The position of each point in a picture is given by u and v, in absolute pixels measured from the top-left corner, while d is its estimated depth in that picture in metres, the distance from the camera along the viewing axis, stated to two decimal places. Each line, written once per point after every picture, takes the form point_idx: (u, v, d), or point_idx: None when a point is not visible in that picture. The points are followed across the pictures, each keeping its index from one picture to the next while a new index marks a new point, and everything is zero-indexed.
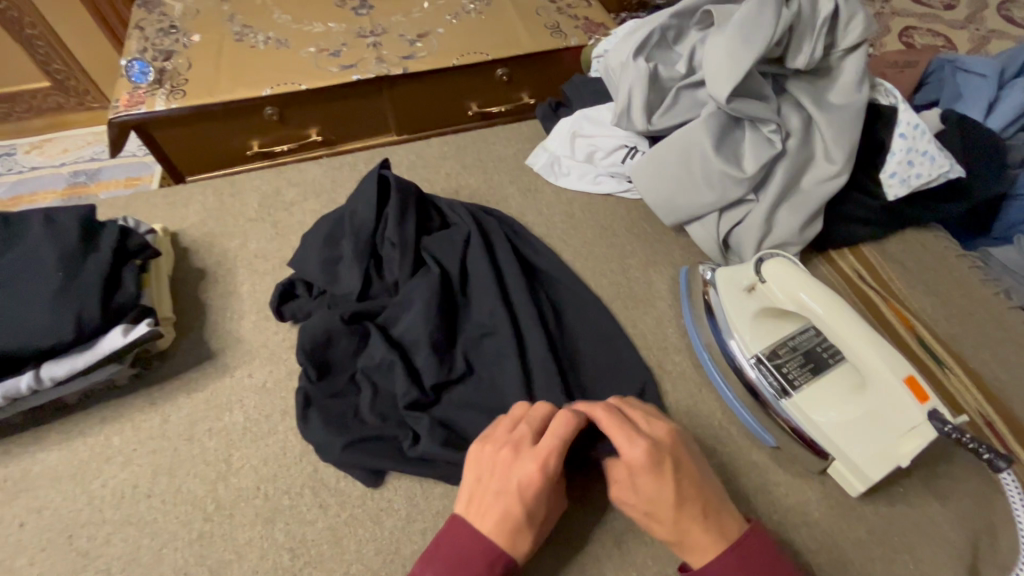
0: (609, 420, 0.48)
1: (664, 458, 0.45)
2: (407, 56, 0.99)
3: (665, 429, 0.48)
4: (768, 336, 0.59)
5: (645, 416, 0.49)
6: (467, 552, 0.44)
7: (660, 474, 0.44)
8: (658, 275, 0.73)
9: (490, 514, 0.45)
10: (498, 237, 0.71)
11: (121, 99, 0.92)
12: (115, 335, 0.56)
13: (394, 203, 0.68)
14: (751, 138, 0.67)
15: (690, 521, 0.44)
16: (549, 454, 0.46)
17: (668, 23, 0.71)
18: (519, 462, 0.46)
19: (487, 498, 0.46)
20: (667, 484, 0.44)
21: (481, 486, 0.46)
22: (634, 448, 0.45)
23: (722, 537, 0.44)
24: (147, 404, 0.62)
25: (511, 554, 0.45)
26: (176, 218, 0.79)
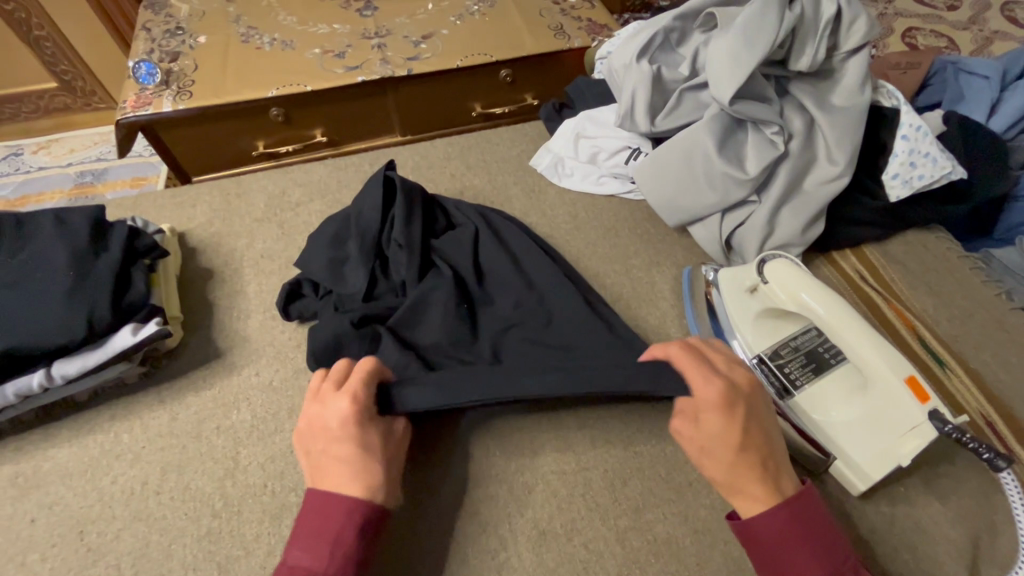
0: (686, 360, 0.50)
1: (736, 401, 0.48)
2: (411, 58, 0.99)
3: (745, 377, 0.50)
4: (771, 336, 0.59)
5: (726, 360, 0.51)
6: (323, 513, 0.46)
7: (730, 414, 0.47)
8: (661, 275, 0.73)
9: (333, 471, 0.48)
10: (504, 240, 0.73)
11: (128, 100, 0.93)
12: (124, 334, 0.57)
13: (401, 205, 0.68)
14: (754, 139, 0.67)
15: (745, 465, 0.46)
16: (355, 388, 0.50)
17: (672, 24, 0.71)
18: (332, 408, 0.49)
19: (326, 458, 0.48)
20: (734, 423, 0.47)
21: (316, 451, 0.49)
22: (709, 386, 0.48)
23: (772, 487, 0.46)
24: (156, 402, 0.62)
25: (365, 492, 0.47)
26: (183, 218, 0.80)
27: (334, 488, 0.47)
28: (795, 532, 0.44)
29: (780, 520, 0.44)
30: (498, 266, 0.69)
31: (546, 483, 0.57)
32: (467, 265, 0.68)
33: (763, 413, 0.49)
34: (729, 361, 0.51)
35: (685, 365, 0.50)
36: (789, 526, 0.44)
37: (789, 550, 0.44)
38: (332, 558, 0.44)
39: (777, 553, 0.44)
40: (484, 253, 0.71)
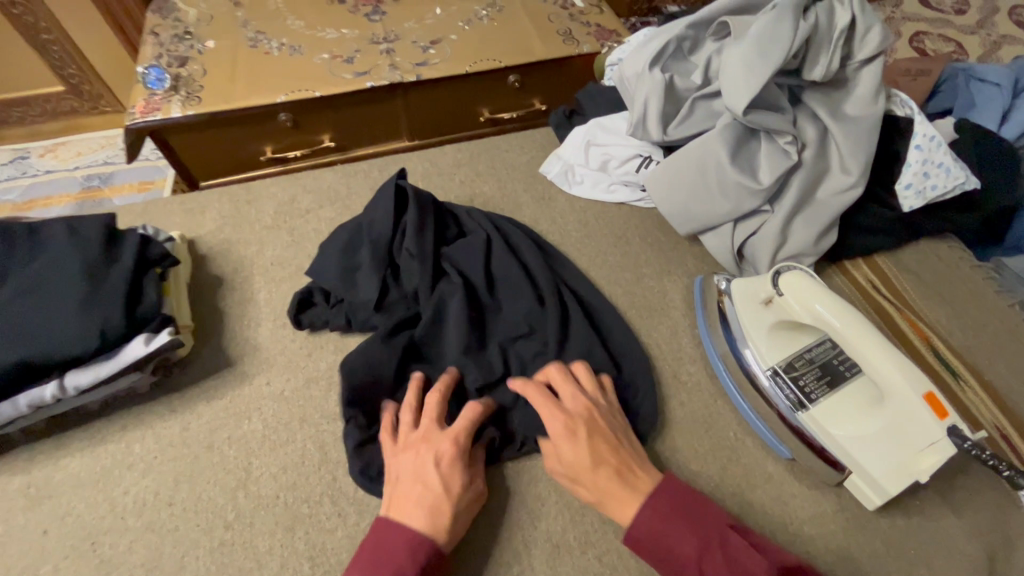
0: (535, 393, 0.57)
1: (574, 426, 0.54)
2: (420, 63, 0.99)
3: (584, 403, 0.56)
4: (785, 348, 0.59)
5: (572, 389, 0.58)
6: (387, 537, 0.49)
7: (574, 439, 0.53)
8: (672, 284, 0.73)
9: (413, 501, 0.51)
10: (514, 249, 0.72)
11: (137, 105, 0.92)
12: (137, 344, 0.57)
13: (413, 213, 0.68)
14: (767, 149, 0.67)
15: (606, 479, 0.51)
16: (460, 432, 0.56)
17: (684, 33, 0.71)
18: (437, 446, 0.54)
19: (408, 484, 0.52)
20: (574, 444, 0.53)
21: (402, 479, 0.52)
22: (550, 420, 0.55)
23: (635, 493, 0.51)
24: (168, 411, 0.62)
25: (435, 535, 0.49)
26: (192, 225, 0.80)
27: (410, 521, 0.49)
28: (662, 521, 0.49)
29: (648, 517, 0.49)
30: (507, 275, 0.69)
31: (558, 495, 0.57)
32: (477, 274, 0.68)
33: (612, 431, 0.55)
34: (568, 386, 0.58)
35: (533, 397, 0.57)
36: (655, 518, 0.49)
37: (663, 542, 0.48)
38: None
39: (658, 550, 0.48)
40: (496, 258, 0.70)
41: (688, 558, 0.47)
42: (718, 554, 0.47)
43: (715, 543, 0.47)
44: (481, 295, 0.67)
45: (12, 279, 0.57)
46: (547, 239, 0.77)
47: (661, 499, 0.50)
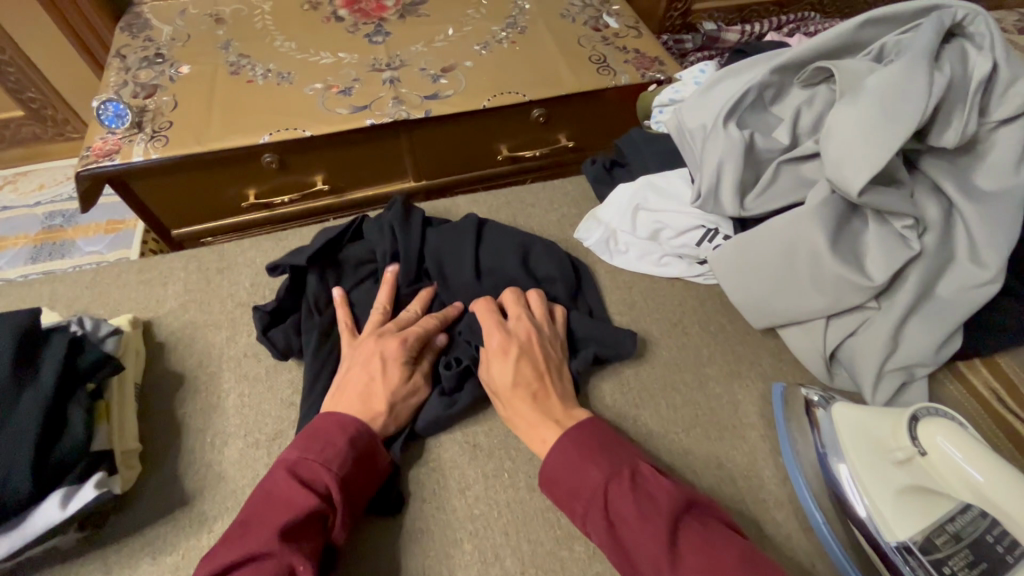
0: (482, 310, 0.58)
1: (508, 346, 0.54)
2: (429, 95, 0.84)
3: (526, 327, 0.56)
4: (920, 516, 0.43)
5: (519, 313, 0.58)
6: (318, 425, 0.49)
7: (504, 357, 0.53)
8: (745, 391, 0.58)
9: (354, 395, 0.52)
10: (500, 240, 0.66)
11: (93, 146, 0.78)
12: (49, 508, 0.42)
13: (398, 215, 0.65)
14: (877, 233, 0.52)
15: (517, 402, 0.52)
16: (410, 333, 0.56)
17: (767, 79, 0.56)
18: (381, 343, 0.56)
19: (354, 376, 0.54)
20: (506, 360, 0.53)
21: (347, 377, 0.54)
22: (489, 335, 0.56)
23: (549, 418, 0.51)
24: (100, 575, 0.48)
25: (368, 423, 0.51)
26: (151, 301, 0.65)
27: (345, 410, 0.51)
28: (576, 453, 0.47)
29: (562, 451, 0.47)
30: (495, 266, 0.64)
31: None
32: (459, 268, 0.63)
33: (547, 358, 0.55)
34: (517, 308, 0.58)
35: (479, 312, 0.58)
36: (570, 450, 0.47)
37: (574, 473, 0.46)
38: (321, 464, 0.46)
39: (570, 485, 0.46)
40: (492, 256, 0.64)
41: (594, 487, 0.45)
42: (629, 481, 0.45)
43: (627, 472, 0.45)
44: (464, 285, 0.62)
45: None
46: (579, 262, 0.67)
47: (579, 429, 0.48)
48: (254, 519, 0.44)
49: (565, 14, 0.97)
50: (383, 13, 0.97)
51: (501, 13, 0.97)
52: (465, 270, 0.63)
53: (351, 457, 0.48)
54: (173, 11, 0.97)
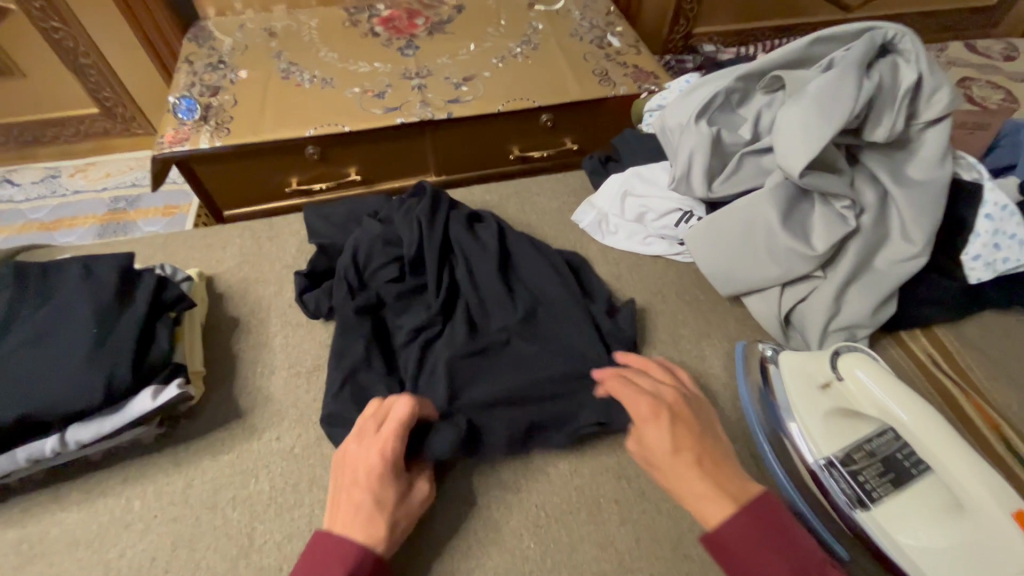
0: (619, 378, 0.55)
1: (668, 411, 0.51)
2: (452, 100, 0.97)
3: (670, 391, 0.53)
4: (841, 437, 0.53)
5: (653, 380, 0.55)
6: (318, 551, 0.46)
7: (659, 422, 0.50)
8: (712, 349, 0.68)
9: (348, 512, 0.48)
10: (515, 241, 0.75)
11: (166, 134, 0.92)
12: (144, 398, 0.53)
13: (426, 207, 0.73)
14: (822, 212, 0.62)
15: (687, 471, 0.47)
16: (389, 438, 0.51)
17: (734, 86, 0.68)
18: (365, 451, 0.51)
19: (344, 494, 0.49)
20: (685, 433, 0.49)
21: (337, 490, 0.50)
22: (634, 402, 0.52)
23: (724, 493, 0.46)
24: (171, 466, 0.59)
25: (368, 542, 0.47)
26: (212, 260, 0.78)
27: (342, 531, 0.47)
28: (757, 532, 0.44)
29: (744, 525, 0.44)
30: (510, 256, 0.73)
31: None
32: (480, 254, 0.71)
33: (697, 421, 0.51)
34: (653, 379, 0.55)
35: (614, 381, 0.55)
36: (752, 527, 0.44)
37: (751, 553, 0.43)
38: None
39: (744, 563, 0.43)
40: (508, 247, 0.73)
41: None
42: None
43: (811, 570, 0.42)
44: (484, 267, 0.70)
45: (18, 324, 0.54)
46: (575, 254, 0.75)
47: (760, 509, 0.45)
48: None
49: (573, 34, 1.10)
50: (414, 30, 1.11)
51: (517, 32, 1.10)
52: (481, 264, 0.71)
53: None
54: (234, 25, 1.13)
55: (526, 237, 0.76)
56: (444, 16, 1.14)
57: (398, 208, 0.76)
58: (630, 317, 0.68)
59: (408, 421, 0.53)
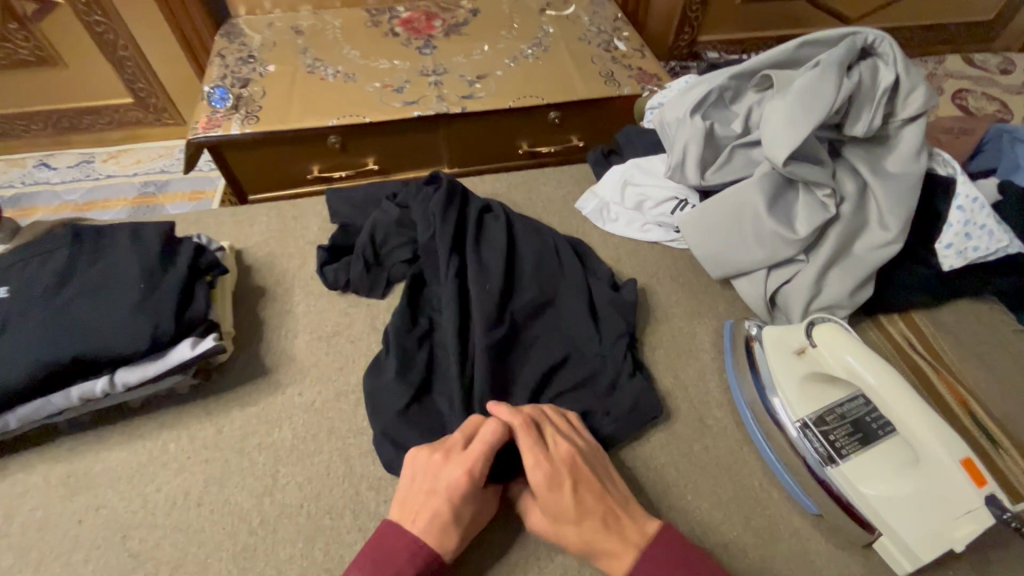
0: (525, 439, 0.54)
1: (562, 475, 0.53)
2: (466, 96, 1.03)
3: (566, 449, 0.55)
4: (815, 401, 0.58)
5: (555, 434, 0.56)
6: (389, 542, 0.49)
7: (562, 490, 0.52)
8: (702, 327, 0.73)
9: (422, 513, 0.51)
10: (525, 238, 0.77)
11: (200, 121, 0.99)
12: (184, 347, 0.59)
13: (441, 197, 0.76)
14: (805, 200, 0.68)
15: (595, 533, 0.51)
16: (475, 460, 0.53)
17: (727, 83, 0.73)
18: (450, 464, 0.53)
19: (421, 495, 0.52)
20: (579, 491, 0.53)
21: (408, 490, 0.53)
22: (534, 471, 0.53)
23: (625, 542, 0.51)
24: (203, 414, 0.65)
25: (435, 550, 0.50)
26: (241, 235, 0.84)
27: (411, 527, 0.50)
28: (660, 572, 0.49)
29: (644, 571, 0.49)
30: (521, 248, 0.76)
31: None
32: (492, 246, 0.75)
33: (596, 477, 0.54)
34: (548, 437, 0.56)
35: (523, 441, 0.54)
36: (653, 569, 0.49)
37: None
38: None
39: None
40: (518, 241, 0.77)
41: None
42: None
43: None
44: (494, 257, 0.73)
45: (75, 277, 0.60)
46: (579, 241, 0.80)
47: (659, 549, 0.50)
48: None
49: (582, 38, 1.16)
50: (431, 31, 1.18)
51: (529, 35, 1.17)
52: (490, 260, 0.73)
53: None
54: (263, 23, 1.20)
55: (536, 231, 0.79)
56: (461, 19, 1.21)
57: (416, 195, 0.80)
58: (635, 289, 0.74)
59: (497, 447, 0.54)
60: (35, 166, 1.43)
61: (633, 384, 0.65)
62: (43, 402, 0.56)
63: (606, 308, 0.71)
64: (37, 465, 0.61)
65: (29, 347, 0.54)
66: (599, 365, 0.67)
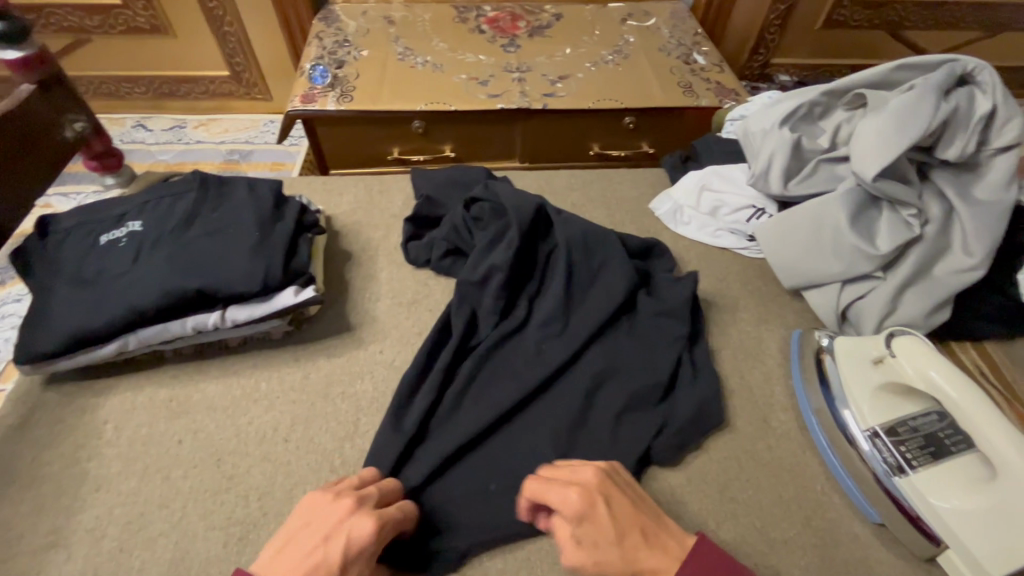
0: (540, 478, 0.52)
1: (592, 499, 0.49)
2: (547, 94, 1.07)
3: (591, 471, 0.52)
4: (887, 412, 0.60)
5: (572, 466, 0.53)
6: None
7: (594, 507, 0.49)
8: (770, 333, 0.75)
9: (292, 558, 0.45)
10: (590, 278, 0.72)
11: (299, 95, 1.06)
12: (288, 294, 0.64)
13: (509, 238, 0.72)
14: (889, 218, 0.69)
15: (638, 549, 0.48)
16: (387, 521, 0.49)
17: (817, 99, 0.75)
18: (357, 513, 0.48)
19: (305, 537, 0.46)
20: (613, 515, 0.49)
21: (292, 529, 0.47)
22: (562, 495, 0.49)
23: (669, 555, 0.48)
24: (293, 359, 0.70)
25: None
26: (331, 203, 0.89)
27: (280, 568, 0.44)
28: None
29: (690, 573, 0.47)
30: (581, 300, 0.71)
31: None
32: (549, 296, 0.70)
33: (627, 497, 0.51)
34: (552, 487, 0.51)
35: (539, 480, 0.52)
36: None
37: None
38: None
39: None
40: (581, 289, 0.72)
41: None
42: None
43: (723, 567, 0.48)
44: (552, 310, 0.69)
45: (200, 221, 0.66)
46: (661, 245, 0.80)
47: (699, 558, 0.48)
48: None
49: (662, 49, 1.19)
50: (516, 31, 1.23)
51: (610, 42, 1.21)
52: (548, 312, 0.69)
53: None
54: (358, 11, 1.27)
55: (602, 267, 0.73)
56: (545, 22, 1.25)
57: (491, 214, 0.76)
58: (692, 286, 0.73)
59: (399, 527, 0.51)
60: (134, 127, 1.54)
61: (701, 381, 0.67)
62: (161, 328, 0.62)
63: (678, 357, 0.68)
64: (143, 387, 0.66)
65: (163, 276, 0.61)
66: (677, 360, 0.67)
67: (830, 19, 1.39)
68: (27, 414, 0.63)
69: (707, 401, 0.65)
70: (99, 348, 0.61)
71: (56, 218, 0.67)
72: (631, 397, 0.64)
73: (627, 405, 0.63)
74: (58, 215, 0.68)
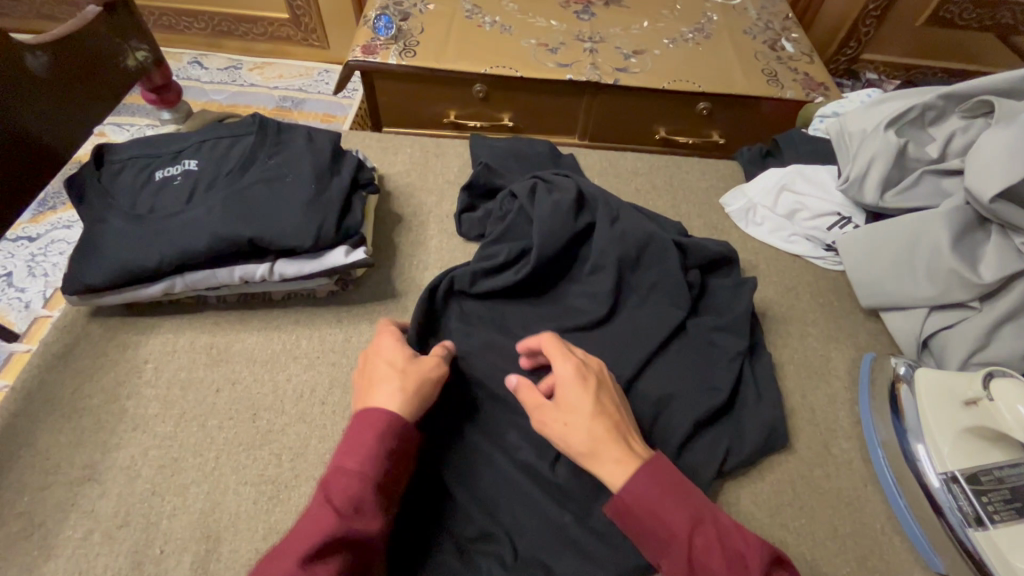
0: (549, 342, 0.54)
1: (586, 377, 0.51)
2: (620, 69, 1.01)
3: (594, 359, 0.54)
4: (969, 456, 0.54)
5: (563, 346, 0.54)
6: (359, 422, 0.47)
7: (585, 389, 0.50)
8: (838, 353, 0.69)
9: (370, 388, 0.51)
10: (648, 294, 0.66)
11: (360, 45, 1.01)
12: (339, 253, 0.61)
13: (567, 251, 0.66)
14: (998, 244, 0.61)
15: (606, 437, 0.47)
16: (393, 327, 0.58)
17: (932, 103, 0.68)
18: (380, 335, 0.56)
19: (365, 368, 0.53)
20: (573, 421, 0.48)
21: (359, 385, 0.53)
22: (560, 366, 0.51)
23: (629, 454, 0.46)
24: (336, 321, 0.68)
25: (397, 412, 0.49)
26: (385, 161, 0.86)
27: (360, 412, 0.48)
28: (655, 491, 0.44)
29: (640, 483, 0.44)
30: (643, 317, 0.65)
31: None
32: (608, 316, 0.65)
33: (617, 401, 0.51)
34: (558, 356, 0.52)
35: (549, 345, 0.54)
36: (649, 488, 0.44)
37: (655, 511, 0.44)
38: (358, 459, 0.45)
39: (644, 522, 0.44)
40: (642, 308, 0.66)
41: (679, 534, 0.43)
42: (710, 529, 0.43)
43: (707, 517, 0.44)
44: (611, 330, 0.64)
45: (256, 167, 0.64)
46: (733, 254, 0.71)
47: (654, 469, 0.45)
48: (284, 550, 0.39)
49: (747, 31, 1.10)
50: None
51: (692, 19, 1.12)
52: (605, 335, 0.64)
53: (386, 457, 0.46)
54: None
55: (657, 283, 0.66)
56: None
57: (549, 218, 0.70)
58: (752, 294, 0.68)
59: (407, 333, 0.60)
60: (190, 63, 1.53)
61: (759, 396, 0.62)
62: (210, 274, 0.60)
63: (740, 366, 0.63)
64: (186, 330, 0.65)
65: (214, 221, 0.58)
66: (736, 371, 0.62)
67: (936, 15, 1.27)
68: (71, 344, 0.63)
69: (764, 420, 0.60)
70: (146, 288, 0.60)
71: (114, 148, 0.65)
72: (686, 405, 0.59)
73: (681, 413, 0.59)
74: (115, 145, 0.66)
